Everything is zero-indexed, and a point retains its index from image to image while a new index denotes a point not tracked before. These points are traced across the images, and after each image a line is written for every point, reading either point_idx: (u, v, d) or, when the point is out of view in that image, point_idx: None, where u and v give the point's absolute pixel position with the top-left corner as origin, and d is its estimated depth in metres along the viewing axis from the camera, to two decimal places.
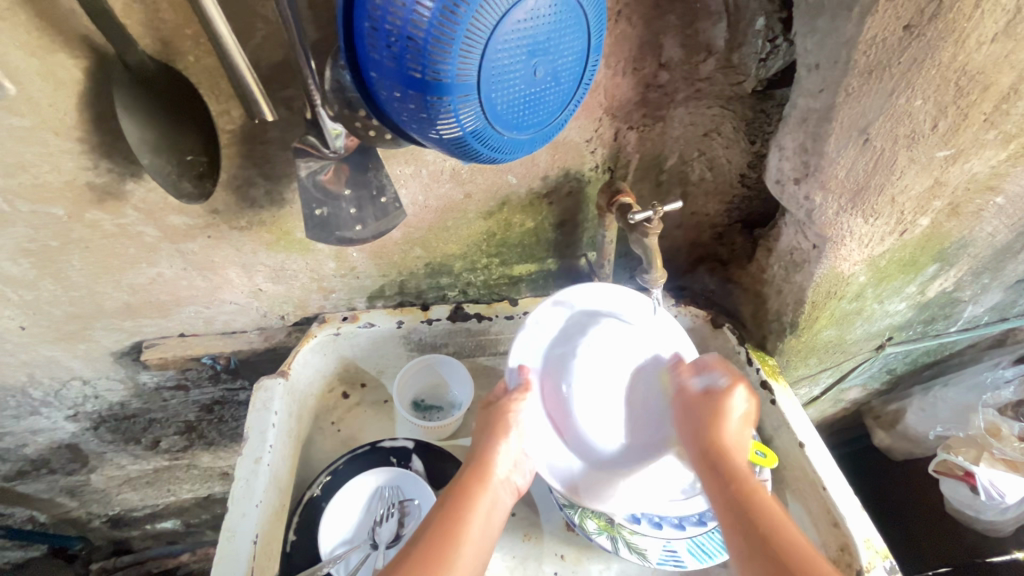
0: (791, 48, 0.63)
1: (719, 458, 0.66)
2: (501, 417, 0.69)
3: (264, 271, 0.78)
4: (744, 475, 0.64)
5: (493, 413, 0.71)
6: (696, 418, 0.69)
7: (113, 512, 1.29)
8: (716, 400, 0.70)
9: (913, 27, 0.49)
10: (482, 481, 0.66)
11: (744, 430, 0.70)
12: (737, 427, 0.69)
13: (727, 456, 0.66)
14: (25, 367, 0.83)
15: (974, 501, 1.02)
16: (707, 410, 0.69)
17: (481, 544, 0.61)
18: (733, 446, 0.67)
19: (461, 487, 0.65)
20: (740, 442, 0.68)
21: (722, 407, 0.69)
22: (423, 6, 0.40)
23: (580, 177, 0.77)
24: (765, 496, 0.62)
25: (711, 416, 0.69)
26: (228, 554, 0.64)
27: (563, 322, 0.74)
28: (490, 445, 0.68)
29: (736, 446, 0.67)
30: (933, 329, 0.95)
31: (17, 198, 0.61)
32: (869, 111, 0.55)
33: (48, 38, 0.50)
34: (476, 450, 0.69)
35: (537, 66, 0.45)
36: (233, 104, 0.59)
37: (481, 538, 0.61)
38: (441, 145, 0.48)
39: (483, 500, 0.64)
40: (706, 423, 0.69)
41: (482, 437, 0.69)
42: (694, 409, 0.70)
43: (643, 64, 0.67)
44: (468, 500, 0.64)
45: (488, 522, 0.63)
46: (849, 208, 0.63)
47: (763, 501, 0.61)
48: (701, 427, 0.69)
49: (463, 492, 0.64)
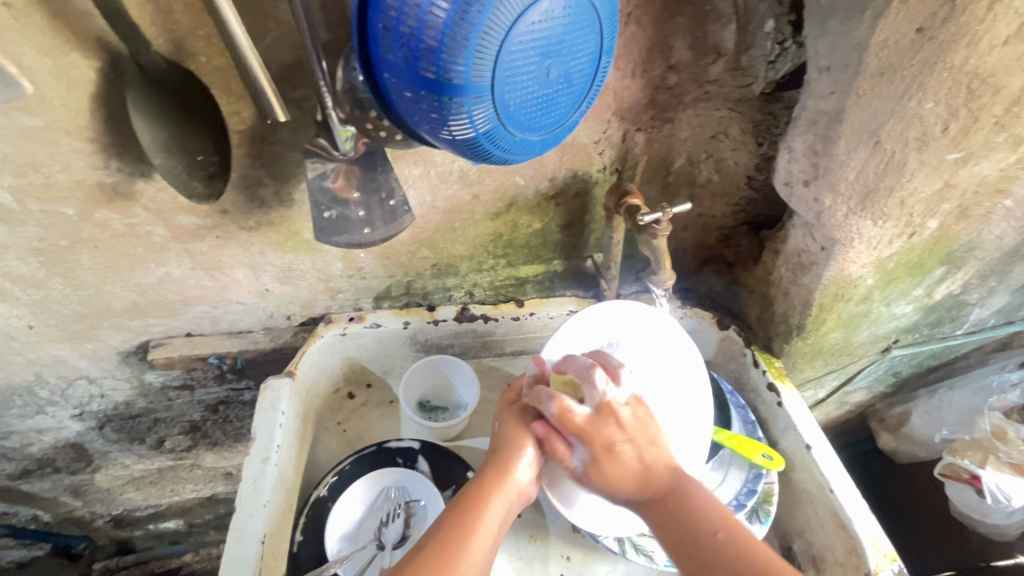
0: (801, 51, 0.63)
1: (643, 499, 0.61)
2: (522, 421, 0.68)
3: (272, 272, 0.79)
4: (669, 504, 0.60)
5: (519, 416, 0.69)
6: (599, 488, 0.63)
7: (116, 512, 1.29)
8: (599, 467, 0.62)
9: (925, 30, 0.49)
10: (500, 486, 0.63)
11: (645, 450, 0.63)
12: (636, 451, 0.62)
13: (646, 495, 0.61)
14: (31, 365, 0.83)
15: (979, 504, 1.01)
16: (599, 478, 0.62)
17: (490, 546, 0.59)
18: (646, 476, 0.62)
19: (476, 487, 0.63)
20: (647, 468, 0.62)
21: (608, 463, 0.62)
22: (438, 8, 0.40)
23: (588, 178, 0.77)
24: (693, 510, 0.58)
25: (607, 480, 0.62)
26: (237, 553, 0.64)
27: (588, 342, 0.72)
28: (513, 447, 0.66)
29: (649, 470, 0.62)
30: (939, 332, 0.95)
31: (28, 197, 0.61)
32: (881, 113, 0.55)
33: (62, 38, 0.51)
34: (496, 449, 0.67)
35: (550, 67, 0.45)
36: (244, 105, 0.59)
37: (486, 547, 0.59)
38: (453, 145, 0.48)
39: (498, 506, 0.62)
40: (609, 488, 0.62)
41: (507, 435, 0.67)
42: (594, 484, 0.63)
43: (652, 66, 0.67)
44: (482, 505, 0.61)
45: (497, 528, 0.61)
46: (858, 210, 0.63)
47: (695, 523, 0.57)
48: (608, 492, 0.62)
49: (478, 491, 0.62)
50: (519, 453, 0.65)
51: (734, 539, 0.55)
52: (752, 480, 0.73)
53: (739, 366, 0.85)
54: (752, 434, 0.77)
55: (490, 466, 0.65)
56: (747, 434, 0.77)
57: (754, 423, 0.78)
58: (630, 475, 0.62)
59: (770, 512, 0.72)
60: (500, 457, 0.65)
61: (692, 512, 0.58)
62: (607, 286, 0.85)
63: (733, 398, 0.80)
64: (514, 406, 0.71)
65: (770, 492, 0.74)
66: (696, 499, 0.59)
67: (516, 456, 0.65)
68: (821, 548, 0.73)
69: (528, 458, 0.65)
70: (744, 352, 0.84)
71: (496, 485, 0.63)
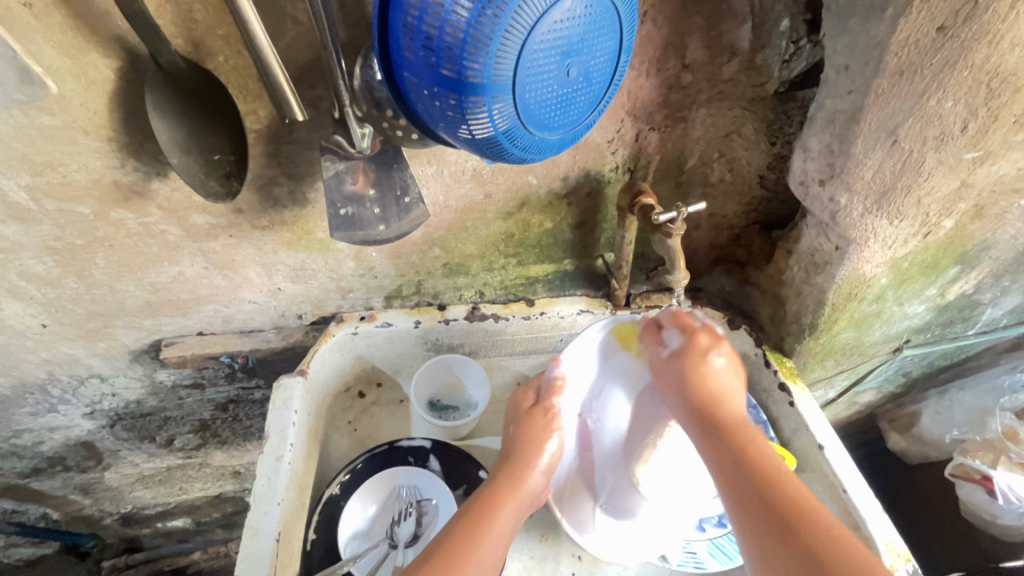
0: (815, 50, 0.63)
1: (707, 417, 0.66)
2: (537, 427, 0.72)
3: (284, 270, 0.79)
4: (739, 430, 0.63)
5: (532, 422, 0.73)
6: (676, 384, 0.70)
7: (125, 510, 1.29)
8: (690, 363, 0.70)
9: (946, 28, 0.49)
10: (512, 491, 0.67)
11: (728, 383, 0.69)
12: (723, 376, 0.69)
13: (713, 415, 0.66)
14: (44, 364, 0.84)
15: (991, 505, 1.01)
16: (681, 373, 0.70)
17: (503, 547, 0.62)
18: (718, 401, 0.67)
19: (491, 491, 0.67)
20: (723, 396, 0.68)
21: (699, 364, 0.70)
22: (462, 8, 0.40)
23: (600, 177, 0.77)
24: (758, 446, 0.61)
25: (687, 378, 0.69)
26: (252, 551, 0.64)
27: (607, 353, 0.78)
28: (527, 453, 0.70)
29: (722, 398, 0.67)
30: (951, 332, 0.95)
31: (44, 196, 0.62)
32: (899, 112, 0.55)
33: (81, 38, 0.51)
34: (510, 456, 0.71)
35: (570, 66, 0.45)
36: (260, 104, 0.59)
37: (499, 545, 0.62)
38: (472, 144, 0.48)
39: (511, 509, 0.65)
40: (682, 390, 0.69)
41: (520, 443, 0.71)
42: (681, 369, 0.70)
43: (667, 65, 0.67)
44: (495, 506, 0.64)
45: (510, 530, 0.64)
46: (874, 209, 0.63)
47: (756, 450, 0.60)
48: (681, 391, 0.69)
49: (492, 494, 0.66)
50: (533, 461, 0.69)
51: (789, 480, 0.57)
52: None
53: (749, 365, 0.84)
54: (764, 434, 0.77)
55: (505, 471, 0.69)
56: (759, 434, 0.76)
57: (765, 423, 0.78)
58: (708, 388, 0.68)
59: None
60: (515, 463, 0.69)
61: (757, 446, 0.61)
62: (618, 286, 0.85)
63: (744, 398, 0.79)
64: (529, 410, 0.74)
65: None
66: (761, 441, 0.62)
67: (529, 463, 0.69)
68: None
69: (539, 467, 0.69)
70: (755, 352, 0.83)
71: (509, 490, 0.67)
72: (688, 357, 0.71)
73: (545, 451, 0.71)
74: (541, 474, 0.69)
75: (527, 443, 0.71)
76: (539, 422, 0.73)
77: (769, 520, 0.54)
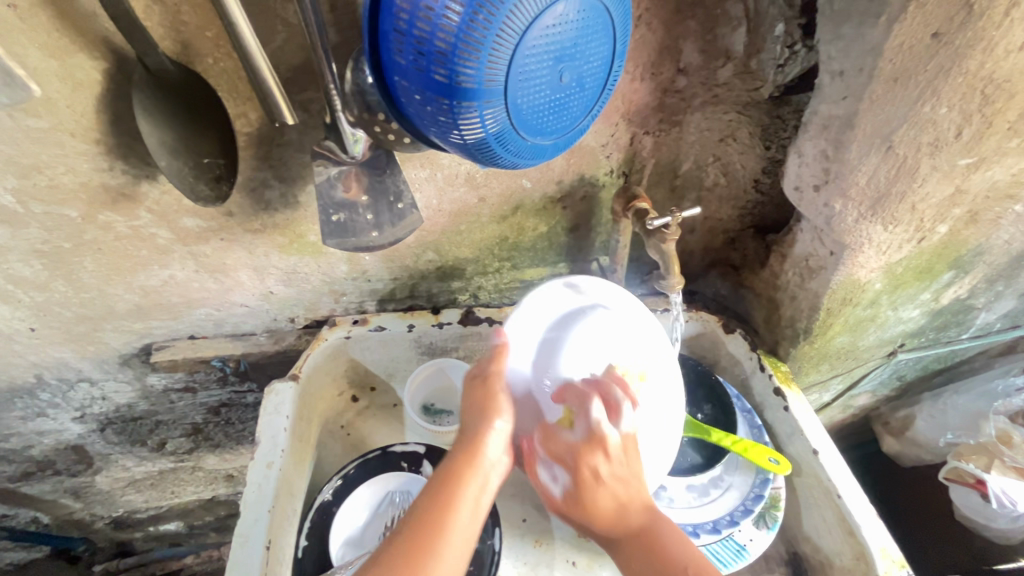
0: (811, 54, 0.63)
1: (618, 536, 0.62)
2: (489, 395, 0.63)
3: (276, 274, 0.78)
4: (643, 543, 0.60)
5: (480, 390, 0.64)
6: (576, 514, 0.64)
7: (116, 514, 1.28)
8: (577, 498, 0.63)
9: (941, 34, 0.49)
10: (471, 468, 0.60)
11: (624, 488, 0.62)
12: (619, 485, 0.62)
13: (622, 533, 0.62)
14: (33, 367, 0.82)
15: (985, 508, 1.01)
16: (576, 508, 0.63)
17: (471, 534, 0.57)
18: (620, 516, 0.62)
19: (445, 477, 0.59)
20: (625, 505, 0.62)
21: (590, 493, 0.62)
22: (453, 12, 0.40)
23: (595, 181, 0.77)
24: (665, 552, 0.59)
25: (583, 515, 0.63)
26: (241, 559, 0.64)
27: (549, 312, 0.69)
28: (480, 424, 0.62)
29: (626, 508, 0.62)
30: (945, 336, 0.95)
31: (32, 199, 0.61)
32: (894, 118, 0.55)
33: (67, 39, 0.50)
34: (462, 429, 0.63)
35: (563, 72, 0.45)
36: (250, 107, 0.58)
37: (460, 537, 0.55)
38: (463, 148, 0.47)
39: (471, 487, 0.59)
40: (584, 522, 0.63)
41: (472, 414, 0.63)
42: (575, 504, 0.63)
43: (661, 69, 0.67)
44: (451, 494, 0.57)
45: (474, 511, 0.58)
46: (869, 215, 0.63)
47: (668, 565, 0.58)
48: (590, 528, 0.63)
49: (448, 476, 0.59)
50: (490, 433, 0.61)
51: None
52: (758, 485, 0.72)
53: (745, 370, 0.84)
54: (758, 439, 0.76)
55: (460, 449, 0.61)
56: (754, 438, 0.76)
57: (760, 427, 0.78)
58: (606, 512, 0.62)
59: (777, 517, 0.72)
60: (467, 436, 0.62)
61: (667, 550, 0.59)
62: None
63: (738, 402, 0.79)
64: (472, 381, 0.65)
65: (778, 497, 0.73)
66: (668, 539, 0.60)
67: (485, 433, 0.61)
68: (829, 554, 0.72)
69: (496, 436, 0.62)
70: (751, 357, 0.83)
71: (468, 467, 0.60)
72: (574, 496, 0.63)
73: (501, 417, 0.63)
74: (499, 439, 0.62)
75: (479, 417, 0.62)
76: (490, 393, 0.64)
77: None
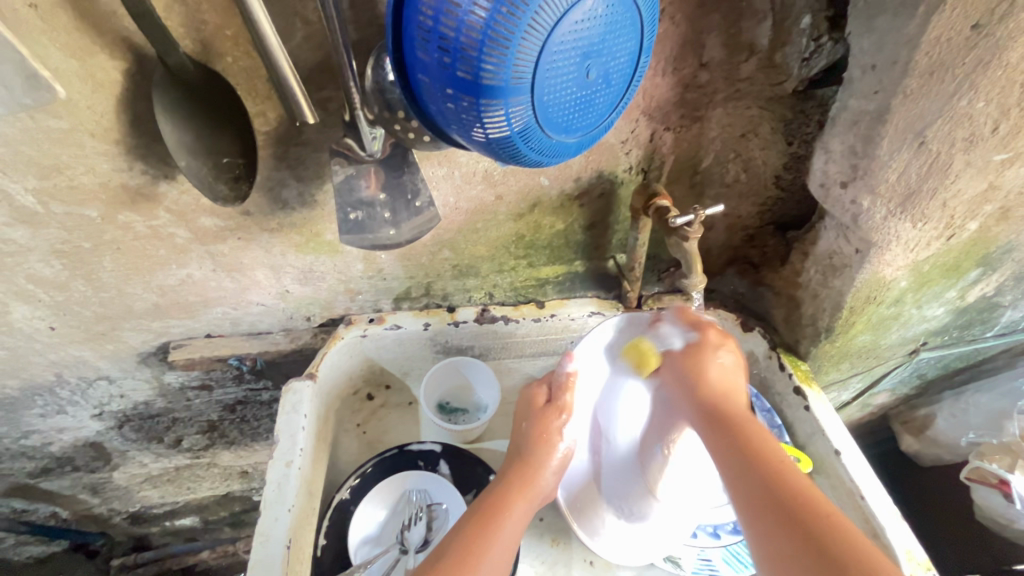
0: (837, 46, 0.62)
1: (712, 409, 0.63)
2: (548, 427, 0.69)
3: (292, 273, 0.78)
4: (741, 423, 0.60)
5: (543, 421, 0.69)
6: (684, 377, 0.67)
7: (133, 509, 1.29)
8: (695, 359, 0.67)
9: (981, 25, 0.48)
10: (523, 492, 0.63)
11: (734, 377, 0.67)
12: (730, 373, 0.67)
13: (720, 406, 0.63)
14: (53, 366, 0.83)
15: (1007, 509, 0.98)
16: (687, 368, 0.67)
17: (510, 549, 0.59)
18: (724, 395, 0.64)
19: (500, 492, 0.63)
20: (730, 389, 0.65)
21: (706, 359, 0.67)
22: (479, 9, 0.39)
23: (613, 178, 0.76)
24: (753, 435, 0.59)
25: (694, 373, 0.66)
26: (263, 558, 0.64)
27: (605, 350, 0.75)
28: (540, 454, 0.67)
29: (727, 395, 0.64)
30: (969, 335, 0.93)
31: (52, 199, 0.61)
32: (928, 113, 0.54)
33: (88, 39, 0.50)
34: (522, 454, 0.67)
35: (590, 68, 0.44)
36: (269, 106, 0.58)
37: (505, 549, 0.58)
38: (486, 146, 0.46)
39: (520, 507, 0.62)
40: (688, 385, 0.66)
41: (530, 442, 0.68)
42: (688, 361, 0.68)
43: (684, 64, 0.66)
44: (505, 507, 0.61)
45: (520, 529, 0.61)
46: (898, 212, 0.61)
47: (764, 446, 0.57)
48: (688, 387, 0.66)
49: (502, 493, 0.63)
50: (545, 462, 0.67)
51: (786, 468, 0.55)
52: None
53: (764, 368, 0.83)
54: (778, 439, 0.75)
55: (515, 470, 0.66)
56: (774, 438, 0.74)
57: (780, 427, 0.76)
58: (714, 383, 0.65)
59: None
60: (524, 461, 0.66)
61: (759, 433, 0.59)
62: (630, 287, 0.83)
63: (758, 401, 0.78)
64: (541, 408, 0.71)
65: None
66: (761, 432, 0.59)
67: (542, 465, 0.66)
68: None
69: (552, 466, 0.67)
70: (769, 356, 0.82)
71: (521, 489, 0.64)
72: (696, 350, 0.68)
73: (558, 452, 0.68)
74: (552, 473, 0.67)
75: (539, 442, 0.67)
76: (552, 422, 0.69)
77: (783, 526, 0.50)
